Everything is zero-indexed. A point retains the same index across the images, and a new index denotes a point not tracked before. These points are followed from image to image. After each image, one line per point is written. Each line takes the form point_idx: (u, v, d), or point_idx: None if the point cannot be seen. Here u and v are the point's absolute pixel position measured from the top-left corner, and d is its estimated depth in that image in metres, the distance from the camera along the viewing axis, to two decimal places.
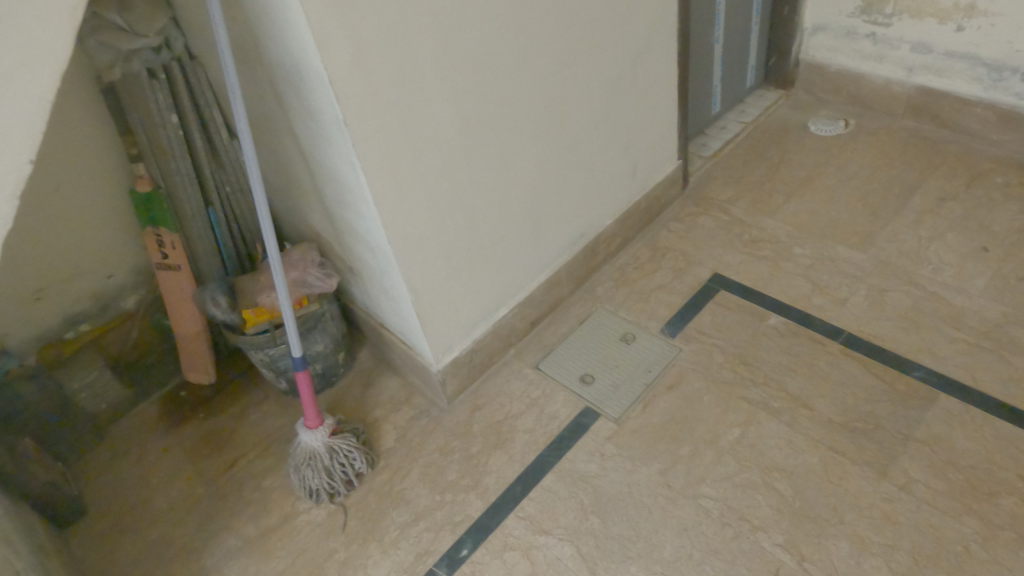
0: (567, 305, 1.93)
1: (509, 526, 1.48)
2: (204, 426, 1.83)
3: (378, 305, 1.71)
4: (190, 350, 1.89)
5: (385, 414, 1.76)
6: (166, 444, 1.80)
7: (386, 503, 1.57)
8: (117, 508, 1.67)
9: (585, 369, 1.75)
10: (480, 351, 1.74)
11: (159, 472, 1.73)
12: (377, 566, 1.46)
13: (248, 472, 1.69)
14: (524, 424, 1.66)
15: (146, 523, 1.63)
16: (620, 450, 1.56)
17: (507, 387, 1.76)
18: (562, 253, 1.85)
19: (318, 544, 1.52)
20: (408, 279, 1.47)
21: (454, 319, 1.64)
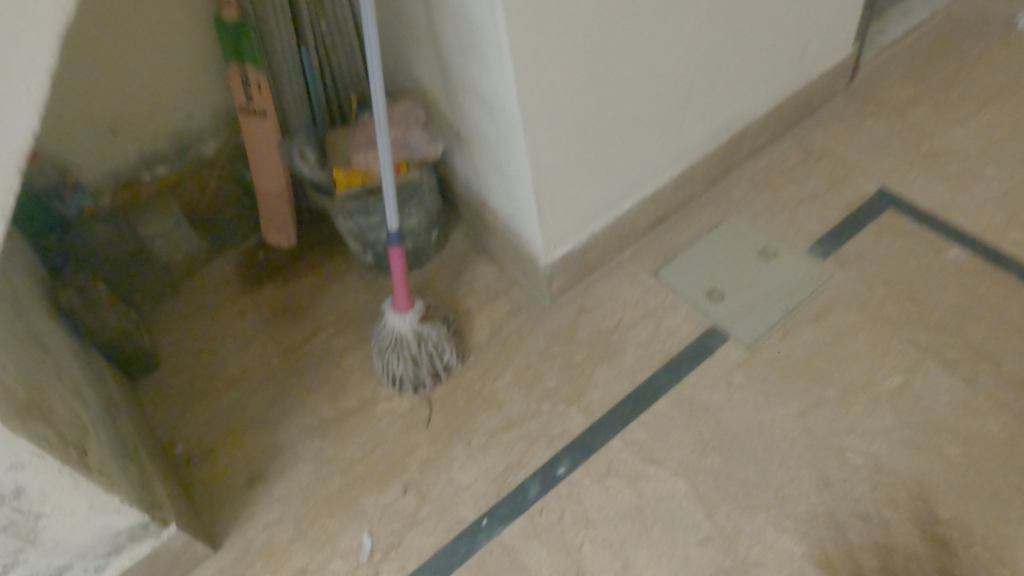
0: (697, 205, 1.65)
1: (614, 450, 1.30)
2: (281, 291, 1.68)
3: (484, 180, 1.47)
4: (271, 209, 1.71)
5: (478, 304, 1.56)
6: (242, 306, 1.67)
7: (476, 403, 1.40)
8: (189, 368, 1.57)
9: (715, 283, 1.50)
10: (596, 247, 1.50)
11: (234, 334, 1.61)
12: (463, 470, 1.32)
13: (326, 349, 1.55)
14: (638, 337, 1.45)
15: (219, 388, 1.52)
16: (751, 382, 1.34)
17: (620, 291, 1.53)
18: (704, 144, 1.55)
19: (399, 437, 1.38)
20: (533, 153, 1.22)
21: (575, 207, 1.39)
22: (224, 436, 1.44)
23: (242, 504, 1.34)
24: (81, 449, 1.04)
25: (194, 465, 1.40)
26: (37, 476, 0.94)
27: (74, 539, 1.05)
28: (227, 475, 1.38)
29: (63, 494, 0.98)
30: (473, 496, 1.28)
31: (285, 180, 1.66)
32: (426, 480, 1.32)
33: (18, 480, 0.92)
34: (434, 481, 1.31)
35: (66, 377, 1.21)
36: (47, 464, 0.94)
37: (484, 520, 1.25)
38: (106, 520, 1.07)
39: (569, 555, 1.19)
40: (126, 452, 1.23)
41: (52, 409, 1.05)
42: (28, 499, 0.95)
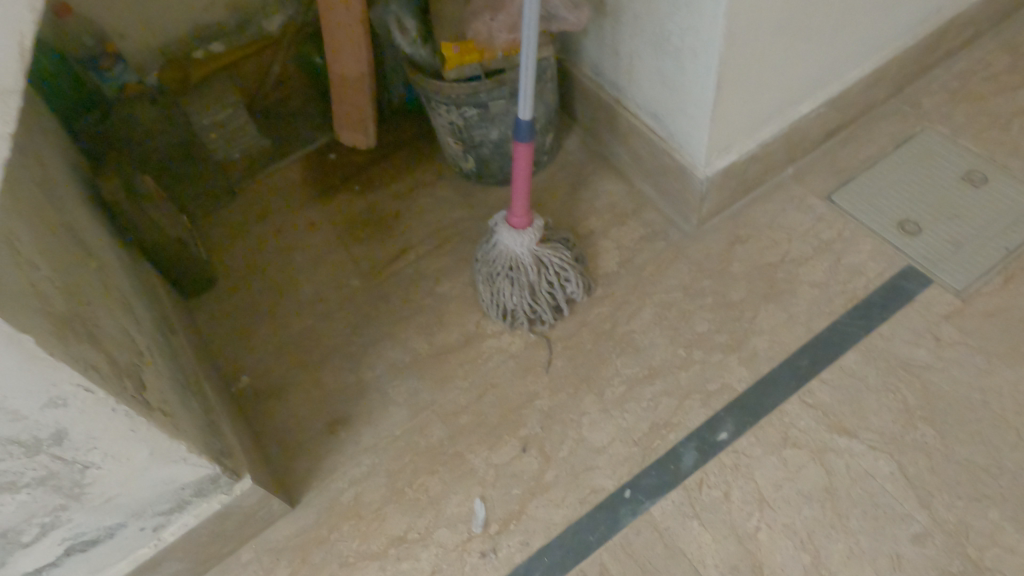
0: (877, 116, 1.32)
1: (790, 413, 1.03)
2: (360, 203, 1.40)
3: (630, 67, 1.16)
4: (348, 101, 1.41)
5: (603, 226, 1.28)
6: (314, 218, 1.39)
7: (607, 347, 1.14)
8: (253, 287, 1.31)
9: (907, 211, 1.20)
10: (761, 161, 1.19)
11: (306, 251, 1.35)
12: (595, 428, 1.06)
13: (417, 273, 1.28)
14: (811, 275, 1.16)
15: (290, 313, 1.27)
16: (967, 338, 1.05)
17: (784, 218, 1.23)
18: (905, 35, 1.22)
19: (512, 383, 1.13)
20: (733, 19, 0.90)
21: (753, 103, 1.07)
22: (298, 369, 1.20)
23: (323, 453, 1.10)
24: (137, 382, 0.79)
25: (262, 403, 1.16)
26: (84, 416, 0.69)
27: (129, 495, 0.81)
28: (303, 416, 1.14)
29: (116, 440, 0.74)
30: (611, 461, 1.03)
31: (368, 64, 1.37)
32: (550, 438, 1.06)
33: (57, 421, 0.67)
34: (560, 440, 1.06)
35: (113, 288, 0.95)
36: (96, 401, 0.69)
37: (627, 492, 1.00)
38: (168, 472, 0.83)
39: (741, 543, 0.93)
40: (186, 386, 0.98)
41: (99, 328, 0.79)
42: (72, 446, 0.71)
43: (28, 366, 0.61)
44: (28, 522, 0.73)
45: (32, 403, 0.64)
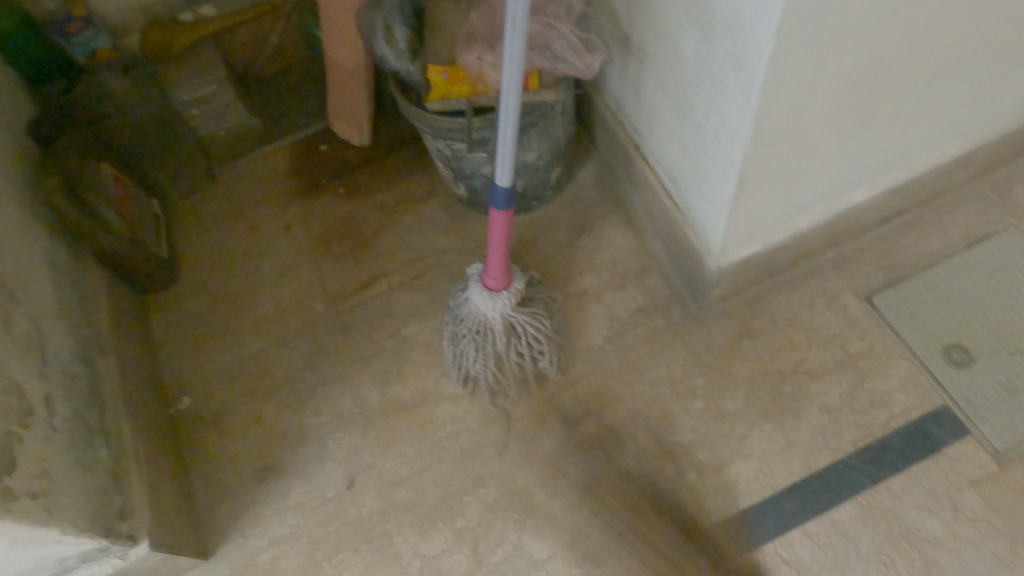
0: (953, 201, 1.09)
1: (760, 566, 0.89)
2: (341, 208, 1.27)
3: (651, 120, 0.96)
4: (342, 91, 1.27)
5: (598, 286, 1.11)
6: (289, 220, 1.27)
7: (572, 440, 1.00)
8: (211, 293, 1.21)
9: (961, 335, 0.99)
10: (793, 249, 1.00)
11: (274, 257, 1.23)
12: (538, 536, 0.95)
13: (384, 308, 1.16)
14: (826, 396, 0.98)
15: (245, 329, 1.17)
16: (993, 515, 0.88)
17: (809, 314, 1.04)
18: (1006, 115, 0.97)
19: (460, 460, 1.01)
20: (766, 117, 0.70)
21: (789, 193, 0.87)
22: (242, 399, 1.11)
23: (248, 502, 1.03)
24: (5, 463, 0.71)
25: (198, 431, 1.09)
26: None
27: None
28: (237, 455, 1.06)
29: None
30: None
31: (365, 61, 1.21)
32: (485, 536, 0.96)
33: None
34: (496, 541, 0.95)
35: (20, 320, 0.86)
36: None
37: None
38: (41, 551, 0.77)
39: None
40: (96, 430, 0.91)
41: None
42: None
43: None
44: None
45: None
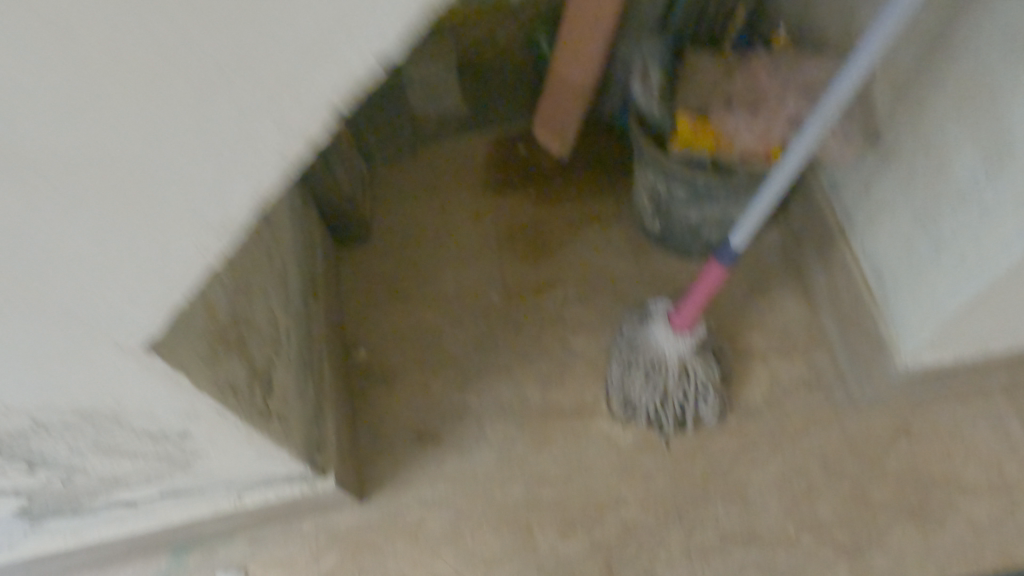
0: None
1: None
2: (530, 211, 1.34)
3: (875, 213, 1.00)
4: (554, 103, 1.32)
5: (766, 348, 1.16)
6: (480, 209, 1.35)
7: (716, 486, 1.06)
8: (399, 260, 1.30)
9: None
10: (975, 366, 1.02)
11: (461, 241, 1.32)
12: (669, 566, 1.01)
13: (557, 315, 1.23)
14: (972, 511, 1.01)
15: (424, 302, 1.26)
16: None
17: (970, 430, 1.07)
18: None
19: (606, 476, 1.08)
20: None
21: (1005, 320, 0.90)
22: (412, 365, 1.20)
23: (404, 461, 1.12)
24: (266, 387, 0.81)
25: (370, 384, 1.19)
26: (207, 425, 0.72)
27: (226, 473, 0.86)
28: (402, 416, 1.16)
29: (231, 442, 0.77)
30: None
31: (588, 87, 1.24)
32: (619, 553, 1.03)
33: (186, 425, 0.70)
34: (629, 560, 1.02)
35: (278, 258, 0.96)
36: (223, 420, 0.71)
37: None
38: (265, 465, 0.87)
39: None
40: (308, 368, 1.00)
41: (252, 323, 0.80)
42: (194, 441, 0.75)
43: (177, 394, 0.64)
44: (139, 474, 0.79)
45: (170, 412, 0.67)
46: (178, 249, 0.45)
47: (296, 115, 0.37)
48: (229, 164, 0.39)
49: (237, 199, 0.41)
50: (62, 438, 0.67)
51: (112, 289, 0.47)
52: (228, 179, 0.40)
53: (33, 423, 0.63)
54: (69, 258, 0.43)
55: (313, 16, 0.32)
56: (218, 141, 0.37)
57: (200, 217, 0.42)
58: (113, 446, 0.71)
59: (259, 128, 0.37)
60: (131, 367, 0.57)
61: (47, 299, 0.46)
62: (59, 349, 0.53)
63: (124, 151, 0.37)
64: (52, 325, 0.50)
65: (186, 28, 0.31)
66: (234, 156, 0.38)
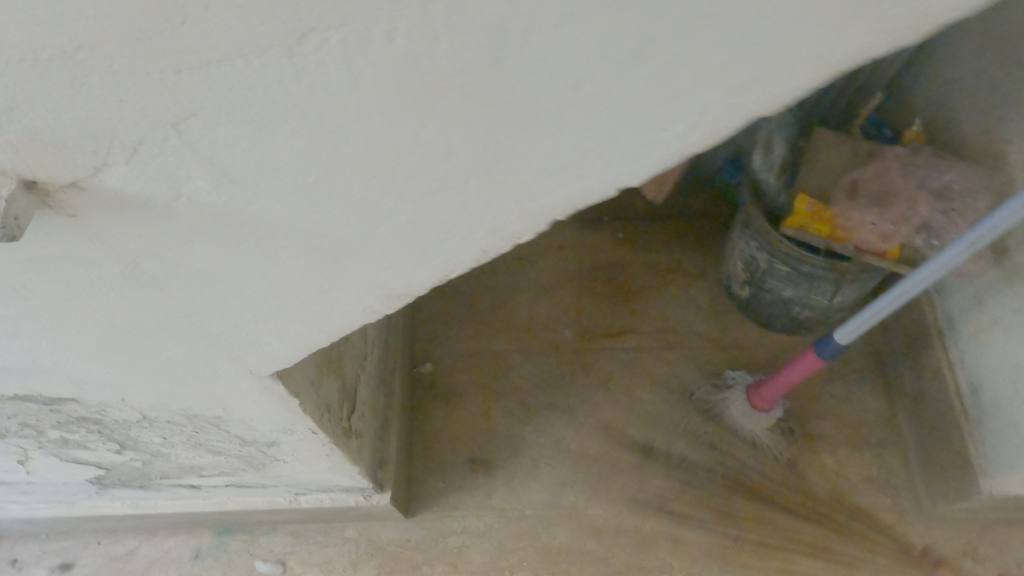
0: None
1: None
2: (614, 251, 1.33)
3: (985, 329, 0.96)
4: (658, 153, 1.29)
5: (837, 438, 1.13)
6: (564, 241, 1.35)
7: (764, 571, 1.04)
8: (478, 279, 1.31)
9: None
10: None
11: (541, 271, 1.31)
12: None
13: (627, 363, 1.21)
14: None
15: (497, 325, 1.26)
16: None
17: None
18: None
19: (654, 539, 1.07)
20: None
21: None
22: (476, 388, 1.20)
23: (455, 484, 1.12)
24: (351, 404, 0.81)
25: (432, 399, 1.19)
26: (295, 440, 0.72)
27: (296, 477, 0.86)
28: (459, 437, 1.16)
29: (311, 456, 0.78)
30: None
31: None
32: None
33: (277, 437, 0.71)
34: None
35: None
36: (312, 438, 0.71)
37: None
38: (334, 476, 0.87)
39: None
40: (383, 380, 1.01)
41: (349, 340, 0.81)
42: (276, 450, 0.75)
43: (281, 414, 0.64)
44: (217, 467, 0.80)
45: (268, 426, 0.67)
46: (345, 305, 0.45)
47: (512, 226, 0.36)
48: (427, 251, 0.39)
49: (422, 275, 0.41)
50: (160, 432, 0.68)
51: (265, 325, 0.47)
52: (421, 261, 0.40)
53: (139, 416, 0.63)
54: (240, 299, 0.44)
55: (566, 160, 0.31)
56: (417, 240, 0.38)
57: (379, 284, 0.43)
58: (202, 443, 0.72)
59: (469, 230, 0.37)
60: (250, 390, 0.57)
61: (201, 327, 0.47)
62: (189, 365, 0.53)
63: (333, 229, 0.37)
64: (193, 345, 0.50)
65: (438, 157, 0.31)
66: (434, 246, 0.38)
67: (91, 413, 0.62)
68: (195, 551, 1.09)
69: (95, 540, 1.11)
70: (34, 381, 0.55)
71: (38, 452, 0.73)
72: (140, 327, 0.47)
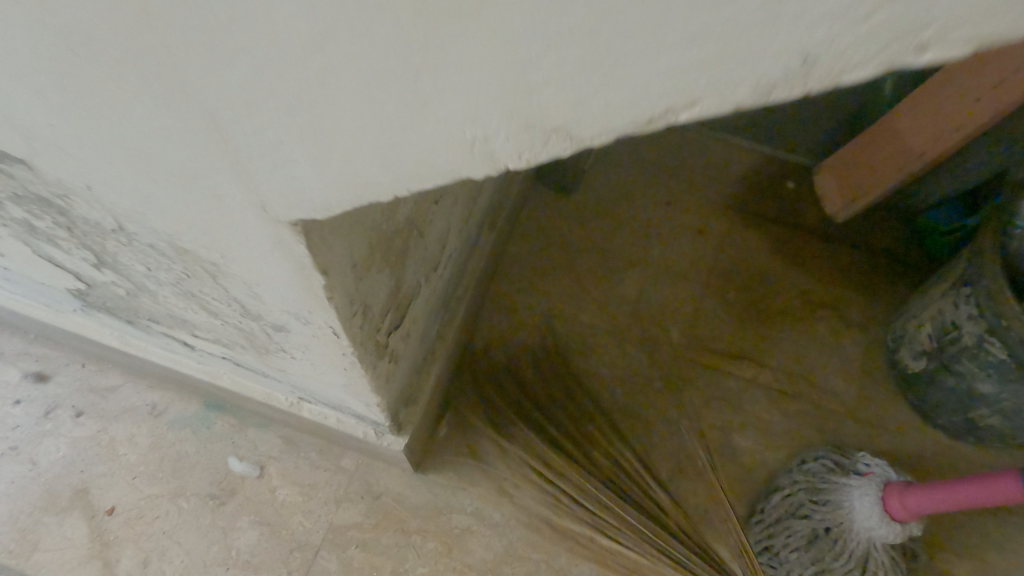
0: None
1: None
2: (761, 259, 1.08)
3: None
4: (856, 163, 1.04)
5: None
6: (705, 226, 1.11)
7: None
8: (589, 235, 1.10)
9: None
10: None
11: (666, 252, 1.08)
12: None
13: (731, 394, 0.97)
14: None
15: (592, 294, 1.04)
16: None
17: None
18: None
19: None
20: None
21: None
22: (543, 355, 0.99)
23: (481, 456, 0.92)
24: (398, 318, 0.61)
25: (491, 349, 0.99)
26: (309, 337, 0.52)
27: (304, 382, 0.68)
28: None
29: (326, 364, 0.58)
30: None
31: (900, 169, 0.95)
32: None
33: (288, 325, 0.51)
34: None
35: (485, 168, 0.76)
36: (332, 343, 0.51)
37: None
38: (349, 399, 0.68)
39: None
40: (445, 303, 0.81)
41: (425, 236, 0.60)
42: (284, 340, 0.56)
43: (299, 293, 0.44)
44: (214, 335, 0.63)
45: (279, 305, 0.48)
46: (440, 122, 0.23)
47: (677, 76, 0.18)
48: (664, 23, 0.17)
49: (623, 93, 0.19)
50: (143, 260, 0.50)
51: (222, 158, 0.31)
52: (492, 94, 0.21)
53: (115, 225, 0.45)
54: (260, 56, 0.23)
55: None
56: (389, 105, 0.23)
57: (524, 101, 0.21)
58: (196, 295, 0.53)
59: (727, 14, 0.16)
60: (261, 241, 0.38)
61: (191, 92, 0.27)
62: (178, 158, 0.33)
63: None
64: (135, 127, 0.31)
65: None
66: (682, 17, 0.17)
67: (54, 197, 0.44)
68: (175, 416, 0.94)
69: (78, 362, 0.97)
70: None
71: (4, 231, 0.56)
72: (94, 45, 0.26)
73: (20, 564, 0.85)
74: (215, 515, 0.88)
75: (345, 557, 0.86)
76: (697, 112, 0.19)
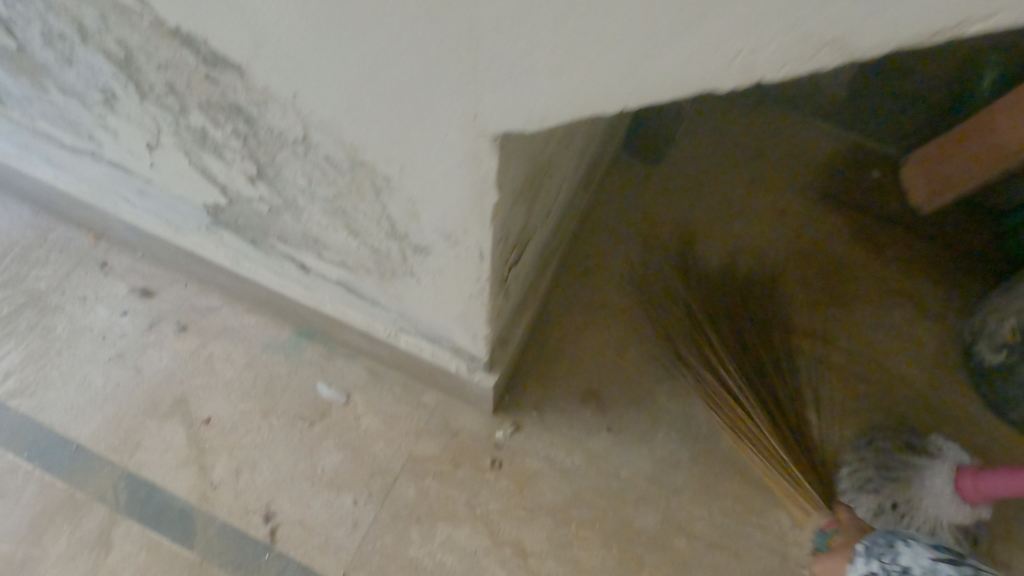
0: None
1: None
2: (840, 243, 1.09)
3: None
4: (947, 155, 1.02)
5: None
6: (786, 207, 1.12)
7: None
8: (672, 205, 1.12)
9: None
10: None
11: (746, 228, 1.10)
12: None
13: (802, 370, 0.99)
14: None
15: (671, 261, 1.07)
16: None
17: None
18: None
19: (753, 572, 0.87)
20: None
21: None
22: (620, 316, 1.02)
23: (555, 405, 0.95)
24: (518, 254, 0.65)
25: (571, 306, 1.03)
26: (450, 258, 0.56)
27: (417, 311, 0.72)
28: (581, 359, 0.99)
29: (452, 290, 0.62)
30: None
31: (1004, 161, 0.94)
32: None
33: (433, 246, 0.55)
34: None
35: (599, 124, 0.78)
36: (472, 266, 0.55)
37: None
38: (456, 330, 0.72)
39: None
40: (543, 253, 0.85)
41: (551, 178, 0.64)
42: (420, 263, 0.59)
43: (463, 211, 0.47)
44: (344, 257, 0.67)
45: (435, 224, 0.51)
46: (712, 32, 0.26)
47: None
48: None
49: (920, 4, 0.23)
50: (311, 174, 0.54)
51: (456, 67, 0.35)
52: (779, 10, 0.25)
53: (301, 136, 0.49)
54: None
55: None
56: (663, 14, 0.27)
57: (812, 14, 0.24)
58: (346, 213, 0.57)
59: None
60: (452, 155, 0.41)
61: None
62: (410, 66, 0.36)
63: None
64: (379, 35, 0.35)
65: None
66: None
67: (250, 104, 0.48)
68: (269, 341, 1.00)
69: (182, 282, 1.03)
70: (208, 15, 0.40)
71: (171, 140, 0.61)
72: None
73: (122, 460, 0.91)
74: (303, 435, 0.93)
75: (423, 486, 0.90)
76: (991, 23, 0.22)
